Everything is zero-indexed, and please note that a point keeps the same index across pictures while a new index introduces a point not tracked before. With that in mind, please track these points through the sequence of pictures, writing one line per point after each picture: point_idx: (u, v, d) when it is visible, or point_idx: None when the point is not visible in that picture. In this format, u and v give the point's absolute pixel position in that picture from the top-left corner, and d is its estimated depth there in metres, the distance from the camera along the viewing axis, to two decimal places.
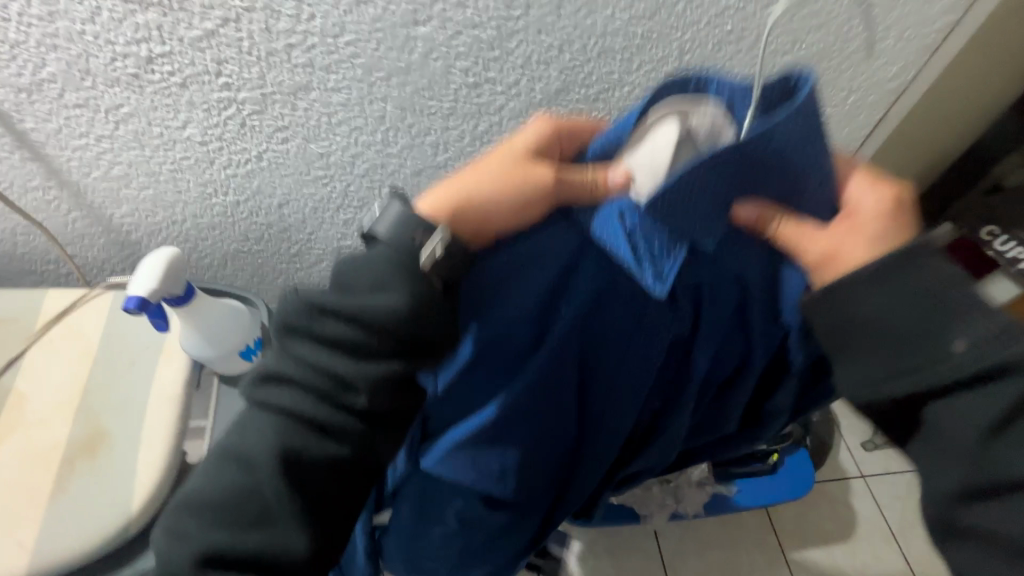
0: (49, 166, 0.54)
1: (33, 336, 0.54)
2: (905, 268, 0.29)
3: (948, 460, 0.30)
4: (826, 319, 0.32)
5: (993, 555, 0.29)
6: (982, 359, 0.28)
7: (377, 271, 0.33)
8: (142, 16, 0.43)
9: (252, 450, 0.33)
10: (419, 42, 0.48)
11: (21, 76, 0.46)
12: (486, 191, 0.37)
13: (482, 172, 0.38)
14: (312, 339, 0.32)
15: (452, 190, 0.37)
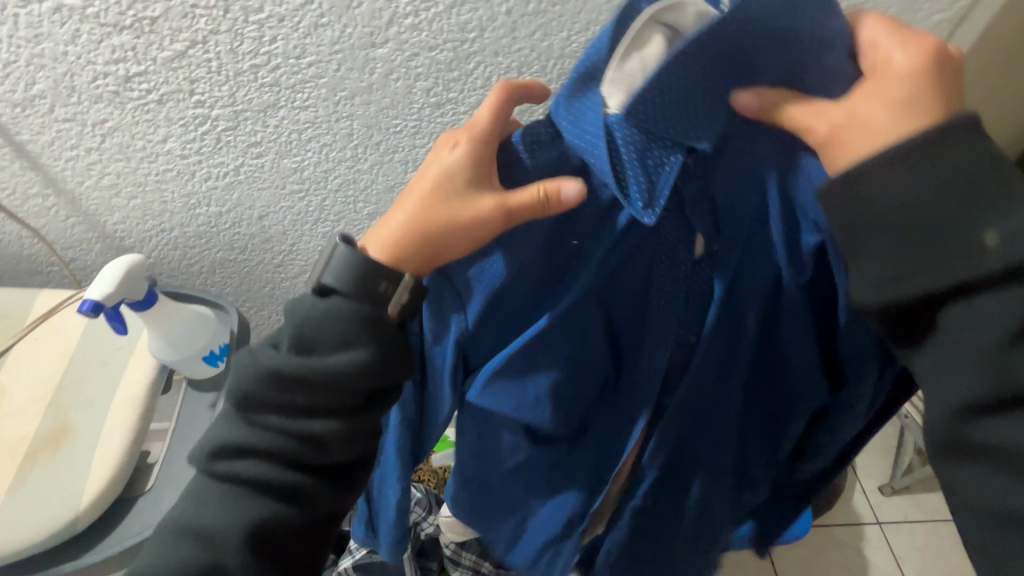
0: (46, 175, 0.59)
1: (21, 331, 0.58)
2: (943, 153, 0.29)
3: (964, 369, 0.30)
4: (841, 215, 0.30)
5: (993, 467, 0.31)
6: (1011, 253, 0.28)
7: (341, 332, 0.34)
8: (118, 38, 0.47)
9: (215, 526, 0.35)
10: (378, 63, 0.49)
11: (16, 93, 0.51)
12: (433, 225, 0.36)
13: (424, 201, 0.37)
14: (278, 408, 0.35)
15: (402, 236, 0.37)
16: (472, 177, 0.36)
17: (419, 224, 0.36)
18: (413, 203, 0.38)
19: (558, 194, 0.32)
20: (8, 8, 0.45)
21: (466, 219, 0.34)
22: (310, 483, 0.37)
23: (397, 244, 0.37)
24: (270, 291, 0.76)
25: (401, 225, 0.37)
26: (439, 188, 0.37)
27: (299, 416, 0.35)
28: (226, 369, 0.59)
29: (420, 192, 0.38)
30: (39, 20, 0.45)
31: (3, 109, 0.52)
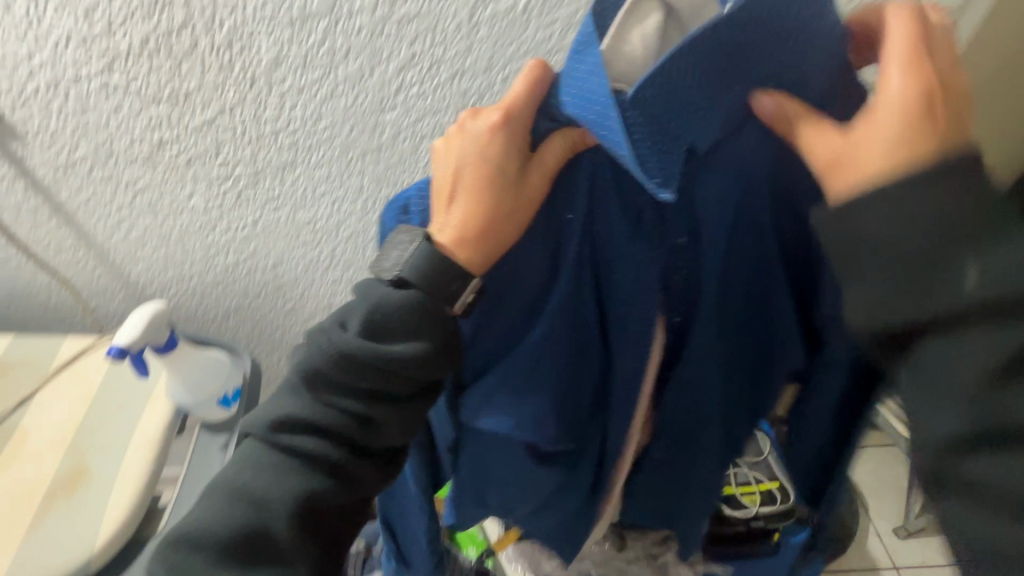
0: (79, 230, 0.63)
1: (45, 377, 0.61)
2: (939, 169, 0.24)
3: (947, 401, 0.23)
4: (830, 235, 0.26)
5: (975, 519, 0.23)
6: (995, 290, 0.22)
7: (406, 321, 0.32)
8: (155, 109, 0.52)
9: (269, 492, 0.33)
10: (387, 126, 0.54)
11: (60, 157, 0.56)
12: (496, 216, 0.32)
13: (471, 199, 0.32)
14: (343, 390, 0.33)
15: (460, 233, 0.32)
16: (514, 159, 0.32)
17: (477, 223, 0.32)
18: (459, 205, 0.33)
19: (581, 138, 0.32)
20: (61, 86, 0.50)
21: (522, 192, 0.32)
22: (355, 466, 0.34)
23: (466, 248, 0.32)
24: (281, 335, 0.79)
25: (458, 230, 0.32)
26: (479, 180, 0.32)
27: (368, 405, 0.33)
28: (238, 411, 0.61)
29: (459, 193, 0.33)
30: (87, 95, 0.51)
31: (47, 171, 0.57)
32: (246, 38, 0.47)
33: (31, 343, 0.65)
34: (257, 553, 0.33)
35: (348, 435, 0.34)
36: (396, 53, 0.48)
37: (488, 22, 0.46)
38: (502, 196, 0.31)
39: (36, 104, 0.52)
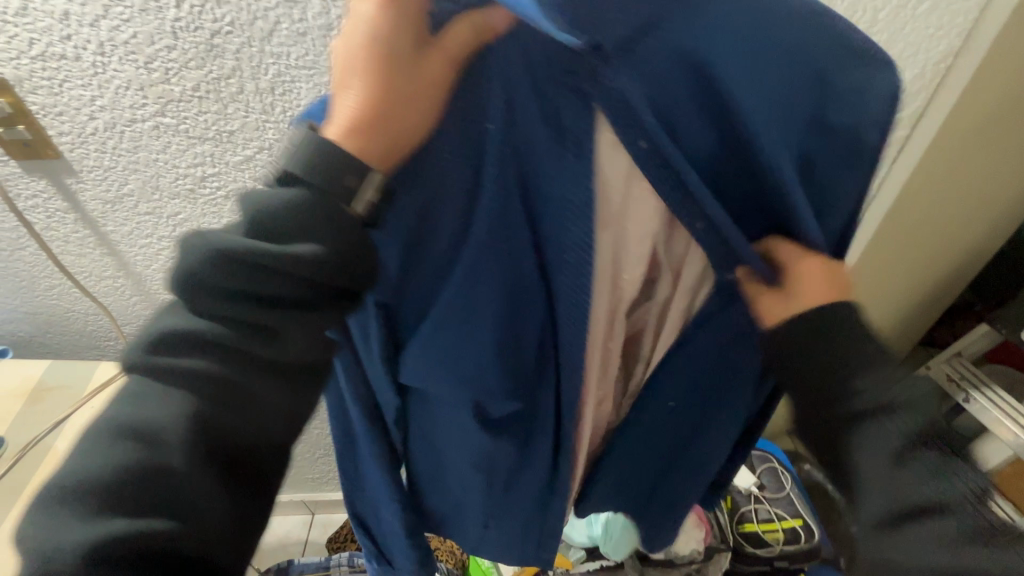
0: (121, 260, 0.67)
1: (78, 401, 0.63)
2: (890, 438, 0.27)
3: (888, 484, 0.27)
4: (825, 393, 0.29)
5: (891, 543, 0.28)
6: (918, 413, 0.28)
7: (303, 211, 0.26)
8: (200, 147, 0.56)
9: (161, 421, 0.26)
10: None
11: (110, 191, 0.60)
12: (404, 114, 0.27)
13: (371, 89, 0.27)
14: (223, 293, 0.26)
15: (354, 137, 0.27)
16: (409, 43, 0.26)
17: (382, 119, 0.27)
18: (358, 97, 0.27)
19: (483, 21, 0.26)
20: (117, 126, 0.54)
21: (429, 87, 0.27)
22: (258, 385, 0.27)
23: (370, 151, 0.27)
24: None
25: (359, 129, 0.27)
26: (380, 70, 0.26)
27: (266, 309, 0.26)
28: None
29: (355, 81, 0.27)
30: (139, 135, 0.55)
31: (96, 206, 0.61)
32: (289, 83, 0.51)
33: (67, 367, 0.67)
34: (155, 499, 0.26)
35: (248, 347, 0.26)
36: None
37: None
38: (399, 88, 0.27)
39: (92, 143, 0.55)
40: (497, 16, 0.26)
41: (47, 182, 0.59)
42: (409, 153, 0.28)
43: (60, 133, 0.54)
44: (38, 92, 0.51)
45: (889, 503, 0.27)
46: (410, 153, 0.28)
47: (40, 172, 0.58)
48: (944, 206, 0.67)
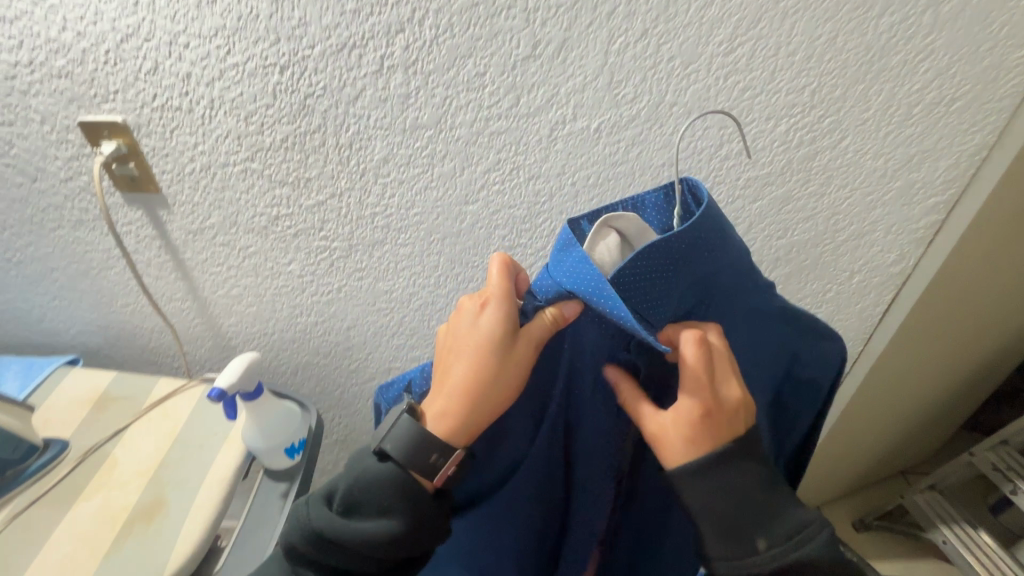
0: (192, 284, 0.73)
1: (138, 412, 0.68)
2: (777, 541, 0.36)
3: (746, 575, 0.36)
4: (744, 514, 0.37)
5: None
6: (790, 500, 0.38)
7: (385, 499, 0.39)
8: (279, 191, 0.62)
9: None
10: (468, 216, 0.62)
11: (194, 224, 0.66)
12: (490, 407, 0.40)
13: (461, 396, 0.40)
14: (326, 556, 0.39)
15: (455, 404, 0.40)
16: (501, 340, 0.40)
17: (468, 413, 0.40)
18: (452, 403, 0.40)
19: (560, 314, 0.39)
20: (211, 168, 0.61)
21: (511, 379, 0.40)
22: None
23: (466, 433, 0.40)
24: (341, 392, 0.86)
25: (450, 424, 0.40)
26: (469, 383, 0.40)
27: (357, 560, 0.40)
28: (300, 461, 0.65)
29: (453, 391, 0.40)
30: (228, 177, 0.62)
31: (180, 235, 0.68)
32: (365, 140, 0.57)
33: (130, 380, 0.72)
34: None
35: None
36: (484, 158, 0.57)
37: (564, 137, 0.55)
38: (489, 371, 0.40)
39: (187, 181, 0.62)
40: (569, 307, 0.39)
41: (143, 212, 0.66)
42: (493, 417, 0.41)
43: (163, 171, 0.62)
44: (152, 136, 0.59)
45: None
46: (493, 417, 0.41)
47: (139, 203, 0.65)
48: (971, 299, 0.67)
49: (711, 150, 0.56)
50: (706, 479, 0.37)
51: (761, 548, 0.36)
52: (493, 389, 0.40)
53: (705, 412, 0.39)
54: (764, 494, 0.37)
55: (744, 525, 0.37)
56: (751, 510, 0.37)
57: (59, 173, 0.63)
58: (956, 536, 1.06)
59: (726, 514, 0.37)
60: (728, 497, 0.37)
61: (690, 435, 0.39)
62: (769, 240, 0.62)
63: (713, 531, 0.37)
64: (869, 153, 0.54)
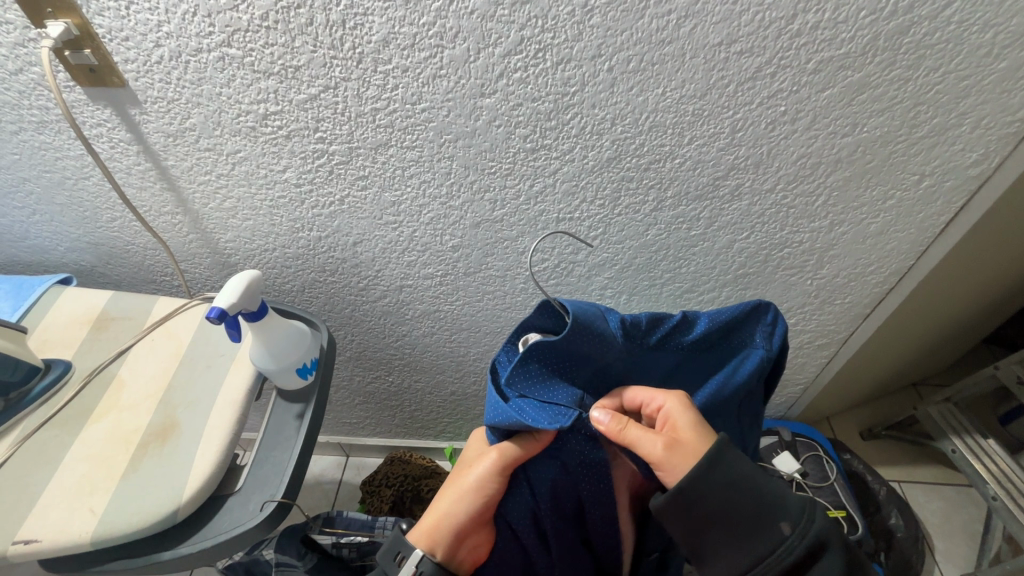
0: (180, 196, 0.67)
1: (140, 332, 0.64)
2: (756, 517, 0.42)
3: (732, 547, 0.42)
4: (737, 498, 0.42)
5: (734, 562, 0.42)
6: (764, 482, 0.43)
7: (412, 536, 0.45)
8: (264, 83, 0.53)
9: None
10: (484, 111, 0.53)
11: (172, 125, 0.58)
12: (452, 523, 0.51)
13: (432, 511, 0.53)
14: None
15: (434, 514, 0.52)
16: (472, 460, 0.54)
17: (436, 524, 0.51)
18: (428, 515, 0.53)
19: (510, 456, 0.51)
20: (182, 56, 0.52)
21: (469, 503, 0.51)
22: None
23: (430, 543, 0.51)
24: (351, 310, 0.82)
25: (423, 535, 0.51)
26: (443, 501, 0.53)
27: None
28: (314, 382, 0.62)
29: (434, 507, 0.53)
30: (204, 67, 0.53)
31: (158, 139, 0.60)
32: (361, 16, 0.47)
33: (129, 300, 0.68)
34: None
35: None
36: (504, 37, 0.48)
37: (603, 8, 0.45)
38: (461, 484, 0.53)
39: (157, 72, 0.53)
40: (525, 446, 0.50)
41: (111, 112, 0.58)
42: (460, 530, 0.51)
43: (127, 60, 0.53)
44: (106, 14, 0.49)
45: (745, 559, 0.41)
46: (459, 532, 0.51)
47: (105, 100, 0.56)
48: None
49: (781, 24, 0.46)
50: (710, 486, 0.42)
51: (784, 538, 0.41)
52: (458, 505, 0.52)
53: (684, 403, 0.47)
54: (760, 493, 0.42)
55: (755, 521, 0.42)
56: (761, 504, 0.42)
57: (7, 64, 0.54)
58: (964, 445, 1.05)
59: (745, 516, 0.42)
60: (742, 496, 0.42)
61: (690, 422, 0.46)
62: (832, 138, 0.54)
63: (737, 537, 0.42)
64: (977, 25, 0.45)
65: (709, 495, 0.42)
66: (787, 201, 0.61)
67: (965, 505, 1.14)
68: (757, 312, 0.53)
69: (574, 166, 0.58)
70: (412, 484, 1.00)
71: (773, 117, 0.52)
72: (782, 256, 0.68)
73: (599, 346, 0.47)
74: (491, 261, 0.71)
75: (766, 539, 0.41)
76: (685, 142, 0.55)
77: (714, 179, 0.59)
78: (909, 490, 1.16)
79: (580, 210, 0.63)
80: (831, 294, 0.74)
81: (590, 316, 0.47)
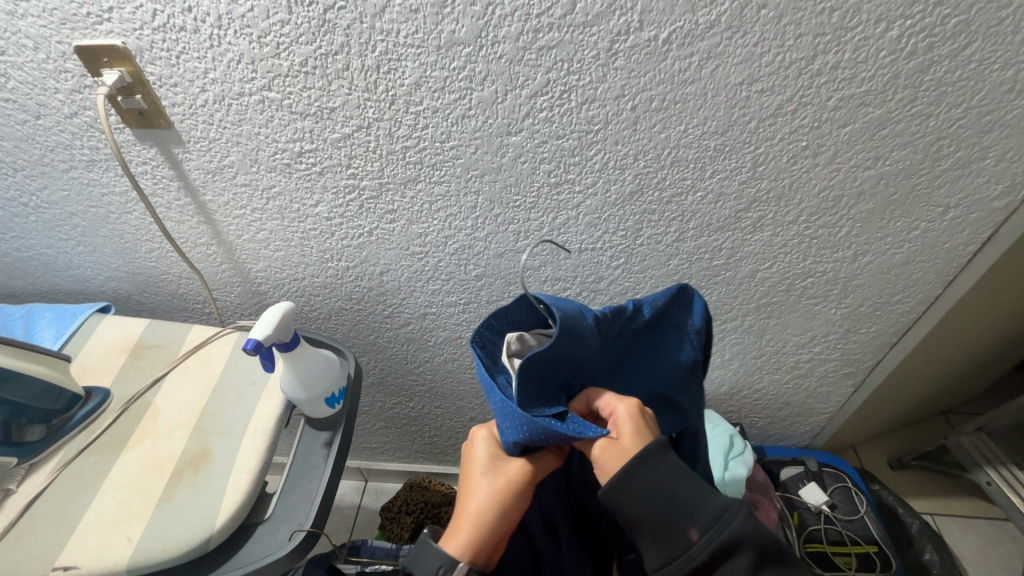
0: (215, 228, 0.69)
1: (175, 360, 0.66)
2: (675, 521, 0.40)
3: (652, 550, 0.40)
4: (654, 498, 0.40)
5: (653, 563, 0.40)
6: (689, 481, 0.41)
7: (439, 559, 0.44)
8: (301, 123, 0.56)
9: None
10: (510, 148, 0.55)
11: (212, 162, 0.61)
12: (497, 531, 0.46)
13: (471, 519, 0.46)
14: None
15: (470, 523, 0.46)
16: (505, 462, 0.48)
17: (477, 536, 0.45)
18: (466, 525, 0.46)
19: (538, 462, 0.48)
20: (225, 99, 0.55)
21: (513, 508, 0.47)
22: None
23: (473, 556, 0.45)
24: (375, 337, 0.84)
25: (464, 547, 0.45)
26: (483, 509, 0.46)
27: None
28: (342, 411, 0.63)
29: (467, 516, 0.46)
30: (244, 109, 0.55)
31: (198, 175, 0.63)
32: (395, 61, 0.50)
33: (164, 328, 0.71)
34: None
35: None
36: (531, 79, 0.50)
37: (626, 52, 0.47)
38: (501, 489, 0.47)
39: (201, 114, 0.56)
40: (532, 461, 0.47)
41: (157, 151, 0.61)
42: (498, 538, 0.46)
43: (174, 104, 0.56)
44: (157, 63, 0.53)
45: (660, 561, 0.40)
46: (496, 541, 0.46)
47: (152, 140, 0.60)
48: None
49: (801, 64, 0.47)
50: (631, 493, 0.41)
51: (696, 537, 0.39)
52: (499, 510, 0.46)
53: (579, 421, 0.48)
54: (679, 493, 0.40)
55: (674, 524, 0.40)
56: (678, 507, 0.40)
57: (63, 109, 0.57)
58: (1001, 477, 1.01)
59: (661, 517, 0.40)
60: (656, 502, 0.40)
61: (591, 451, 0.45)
62: (854, 172, 0.54)
63: (652, 544, 0.40)
64: (998, 63, 0.45)
65: (625, 496, 0.41)
66: (810, 232, 0.61)
67: (1002, 540, 1.10)
68: (682, 294, 0.51)
69: (596, 199, 0.59)
70: (432, 510, 0.99)
71: (795, 152, 0.53)
72: (805, 285, 0.68)
73: (582, 347, 0.45)
74: (513, 290, 0.71)
75: (681, 543, 0.39)
76: (708, 176, 0.56)
77: (736, 211, 0.59)
78: (942, 523, 1.12)
79: (602, 240, 0.64)
80: (856, 322, 0.73)
81: (572, 315, 0.45)
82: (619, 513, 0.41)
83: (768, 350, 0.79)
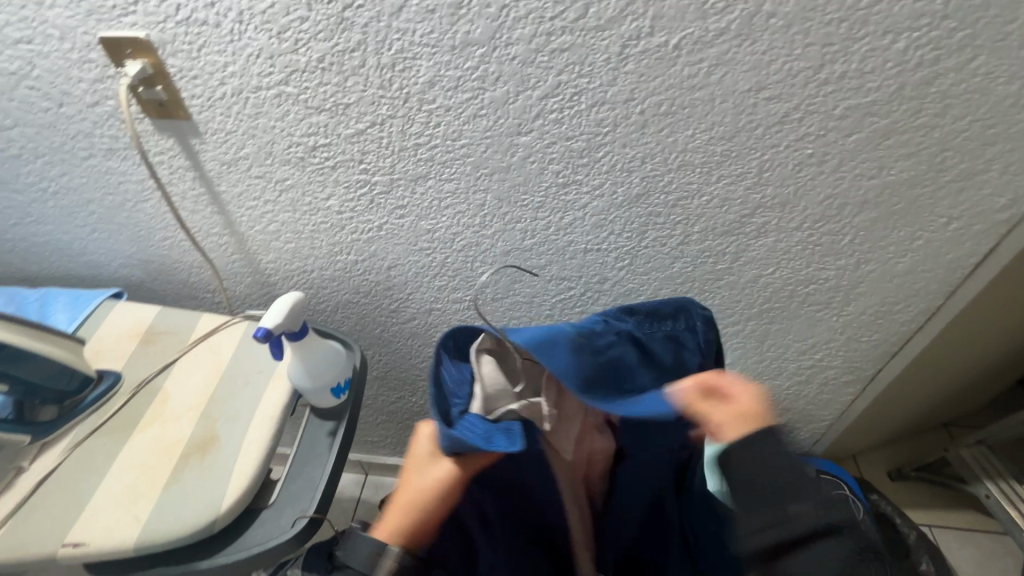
0: (228, 219, 0.71)
1: (185, 347, 0.67)
2: (809, 493, 0.36)
3: (754, 513, 0.36)
4: (791, 468, 0.37)
5: (755, 527, 0.36)
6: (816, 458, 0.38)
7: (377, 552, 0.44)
8: (316, 117, 0.57)
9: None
10: (520, 147, 0.56)
11: (227, 154, 0.62)
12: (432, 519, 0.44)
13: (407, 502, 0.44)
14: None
15: (406, 510, 0.43)
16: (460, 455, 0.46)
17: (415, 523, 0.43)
18: (401, 513, 0.43)
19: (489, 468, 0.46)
20: (243, 93, 0.56)
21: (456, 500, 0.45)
22: None
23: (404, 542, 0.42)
24: (380, 331, 0.85)
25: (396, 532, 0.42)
26: (422, 493, 0.44)
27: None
28: (347, 401, 0.65)
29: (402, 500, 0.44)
30: (261, 102, 0.57)
31: (214, 166, 0.64)
32: (410, 60, 0.51)
33: (175, 315, 0.72)
34: None
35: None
36: (543, 81, 0.51)
37: (637, 56, 0.48)
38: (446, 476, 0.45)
39: (219, 107, 0.58)
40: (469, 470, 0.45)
41: (174, 141, 0.62)
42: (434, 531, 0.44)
43: (193, 96, 0.57)
44: (179, 55, 0.54)
45: (762, 523, 0.36)
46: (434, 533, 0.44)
47: (169, 131, 0.61)
48: None
49: (808, 73, 0.48)
50: (763, 459, 0.37)
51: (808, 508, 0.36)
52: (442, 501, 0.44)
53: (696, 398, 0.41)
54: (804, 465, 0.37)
55: (795, 491, 0.36)
56: (803, 478, 0.37)
57: (85, 98, 0.59)
58: (999, 490, 1.01)
59: (785, 483, 0.36)
60: (788, 472, 0.36)
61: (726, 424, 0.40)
62: (858, 181, 0.55)
63: (760, 505, 0.36)
64: (1003, 76, 0.46)
65: (750, 460, 0.37)
66: (813, 239, 0.62)
67: (1000, 555, 1.10)
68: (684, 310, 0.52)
69: (603, 200, 0.60)
70: None
71: (800, 159, 0.54)
72: (807, 292, 0.68)
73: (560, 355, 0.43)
74: (518, 288, 0.72)
75: (807, 516, 0.36)
76: (714, 181, 0.57)
77: (740, 216, 0.60)
78: (940, 535, 1.12)
79: (608, 241, 0.65)
80: (857, 330, 0.74)
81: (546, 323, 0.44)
82: (755, 483, 0.36)
83: (770, 356, 0.80)
